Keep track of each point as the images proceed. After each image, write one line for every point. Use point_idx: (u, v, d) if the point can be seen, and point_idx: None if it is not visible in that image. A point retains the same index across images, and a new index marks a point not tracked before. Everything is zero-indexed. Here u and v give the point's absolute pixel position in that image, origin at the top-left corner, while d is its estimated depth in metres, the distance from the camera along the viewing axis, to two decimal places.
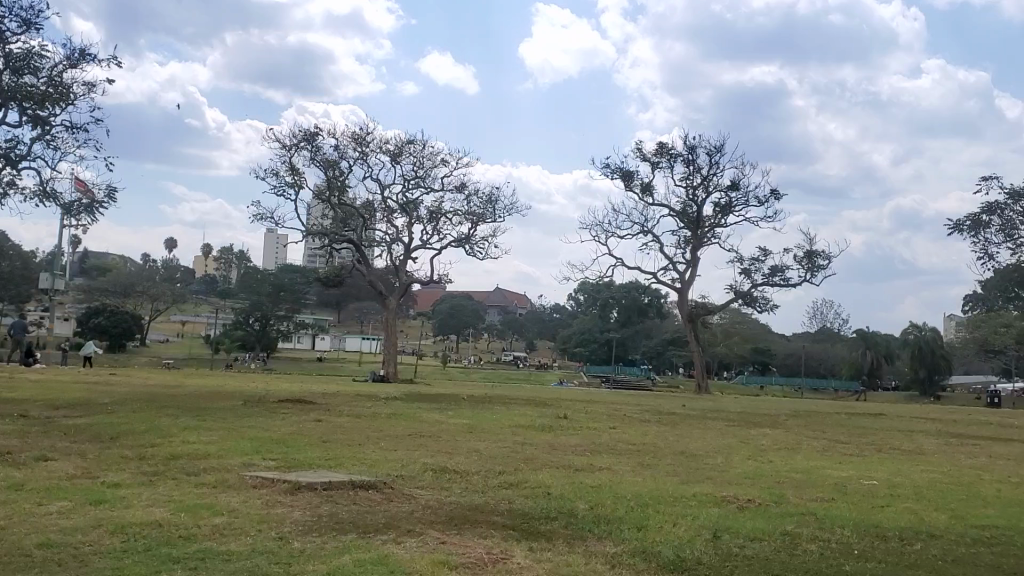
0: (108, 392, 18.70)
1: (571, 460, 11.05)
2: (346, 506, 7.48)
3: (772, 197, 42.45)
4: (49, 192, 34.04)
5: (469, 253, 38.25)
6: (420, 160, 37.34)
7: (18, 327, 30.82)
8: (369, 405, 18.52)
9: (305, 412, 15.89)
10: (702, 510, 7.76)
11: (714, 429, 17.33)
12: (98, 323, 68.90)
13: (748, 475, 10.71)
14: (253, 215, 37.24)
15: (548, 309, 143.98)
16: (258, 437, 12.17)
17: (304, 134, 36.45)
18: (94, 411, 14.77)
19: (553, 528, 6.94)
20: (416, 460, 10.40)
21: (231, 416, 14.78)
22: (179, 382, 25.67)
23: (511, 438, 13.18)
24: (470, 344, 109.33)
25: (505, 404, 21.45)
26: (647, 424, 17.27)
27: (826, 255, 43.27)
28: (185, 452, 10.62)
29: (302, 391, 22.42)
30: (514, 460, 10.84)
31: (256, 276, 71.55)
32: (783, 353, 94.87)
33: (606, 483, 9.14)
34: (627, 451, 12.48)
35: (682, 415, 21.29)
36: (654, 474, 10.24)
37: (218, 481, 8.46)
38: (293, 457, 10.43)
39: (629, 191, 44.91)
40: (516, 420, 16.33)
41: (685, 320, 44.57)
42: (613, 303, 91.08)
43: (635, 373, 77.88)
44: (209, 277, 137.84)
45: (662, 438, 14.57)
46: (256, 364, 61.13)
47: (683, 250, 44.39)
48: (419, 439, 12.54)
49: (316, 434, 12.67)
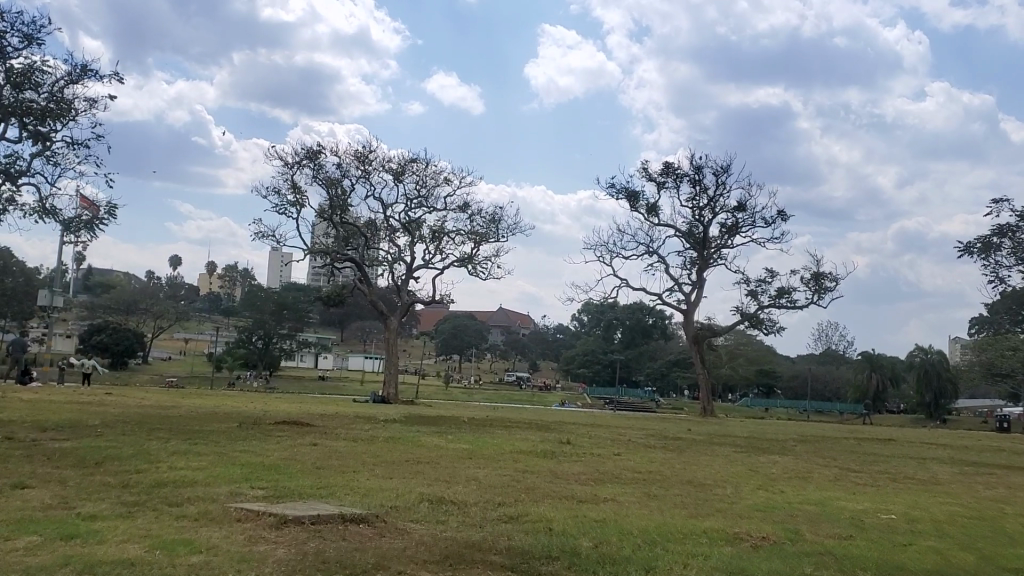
0: (101, 414, 18.30)
1: (574, 491, 10.61)
2: (335, 542, 7.03)
3: (779, 218, 42.03)
4: (49, 209, 33.81)
5: (472, 274, 37.87)
6: (423, 179, 37.04)
7: (16, 346, 30.50)
8: (367, 428, 18.07)
9: (300, 436, 15.44)
10: (714, 550, 7.29)
11: (721, 455, 16.86)
12: (100, 341, 68.48)
13: (759, 508, 10.22)
14: (255, 233, 36.92)
15: (552, 329, 143.53)
16: (248, 462, 11.73)
17: (306, 152, 36.18)
18: (82, 434, 14.36)
19: (554, 570, 6.48)
20: (412, 489, 9.94)
21: (223, 439, 14.35)
22: (175, 403, 25.28)
23: (512, 466, 12.73)
24: (473, 364, 108.81)
25: (507, 428, 20.98)
26: (653, 450, 16.78)
27: (834, 277, 42.81)
28: (170, 480, 10.18)
29: (300, 414, 22.00)
30: (514, 489, 10.37)
31: (260, 294, 71.22)
32: (788, 375, 94.26)
33: (611, 516, 8.67)
34: (632, 480, 12.02)
35: (688, 440, 20.82)
36: (660, 507, 9.78)
37: (202, 512, 8.00)
38: (284, 485, 9.97)
39: (634, 211, 44.53)
40: (518, 445, 15.87)
41: (690, 342, 44.09)
42: (617, 324, 91.81)
43: (639, 394, 77.30)
44: (213, 295, 137.75)
45: (668, 465, 14.09)
46: (258, 383, 60.72)
47: (688, 271, 43.95)
48: (415, 466, 12.08)
49: (310, 459, 12.22)
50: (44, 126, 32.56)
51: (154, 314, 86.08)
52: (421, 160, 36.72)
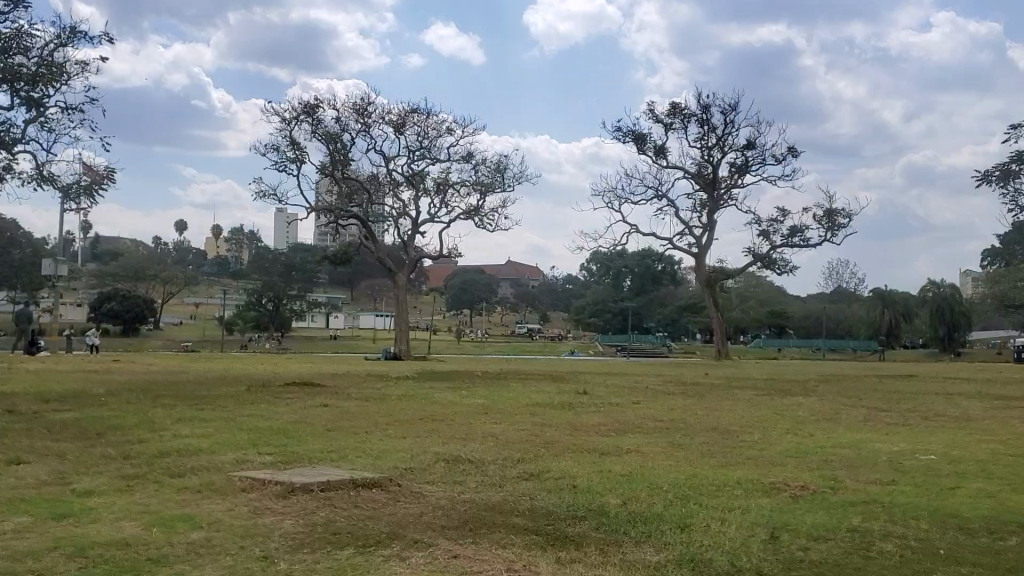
0: (105, 382, 17.90)
1: (596, 444, 10.14)
2: (346, 510, 6.53)
3: (790, 155, 41.20)
4: (47, 176, 33.29)
5: (479, 225, 37.23)
6: (424, 130, 36.27)
7: (22, 317, 30.12)
8: (379, 386, 17.64)
9: (310, 397, 15.00)
10: (752, 502, 6.78)
11: (743, 399, 16.39)
12: (111, 308, 68.25)
13: (792, 454, 9.72)
14: (256, 193, 36.26)
15: (560, 279, 142.99)
16: (256, 427, 11.27)
17: (304, 107, 35.40)
18: (85, 405, 13.92)
19: (583, 532, 5.98)
20: (427, 448, 9.46)
21: (229, 404, 13.91)
22: (184, 368, 24.86)
23: (529, 419, 12.27)
24: (483, 318, 108.52)
25: (521, 380, 20.53)
26: (673, 397, 16.31)
27: (847, 213, 42.03)
28: (173, 449, 9.72)
29: (311, 374, 21.59)
30: (533, 445, 9.88)
31: (267, 255, 70.76)
32: (800, 315, 93.77)
33: (637, 470, 8.17)
34: (654, 429, 11.53)
35: (707, 385, 20.37)
36: (687, 457, 9.30)
37: (204, 484, 7.53)
38: (292, 449, 9.49)
39: (642, 153, 43.69)
40: (534, 398, 15.41)
41: (703, 285, 43.53)
42: (626, 273, 90.84)
43: (651, 340, 76.97)
44: (221, 258, 137.34)
45: (691, 412, 13.60)
46: (270, 344, 60.51)
47: (699, 214, 43.24)
48: (428, 424, 11.61)
49: (320, 422, 11.75)
50: (37, 92, 31.92)
51: (163, 280, 85.78)
52: (422, 110, 35.89)
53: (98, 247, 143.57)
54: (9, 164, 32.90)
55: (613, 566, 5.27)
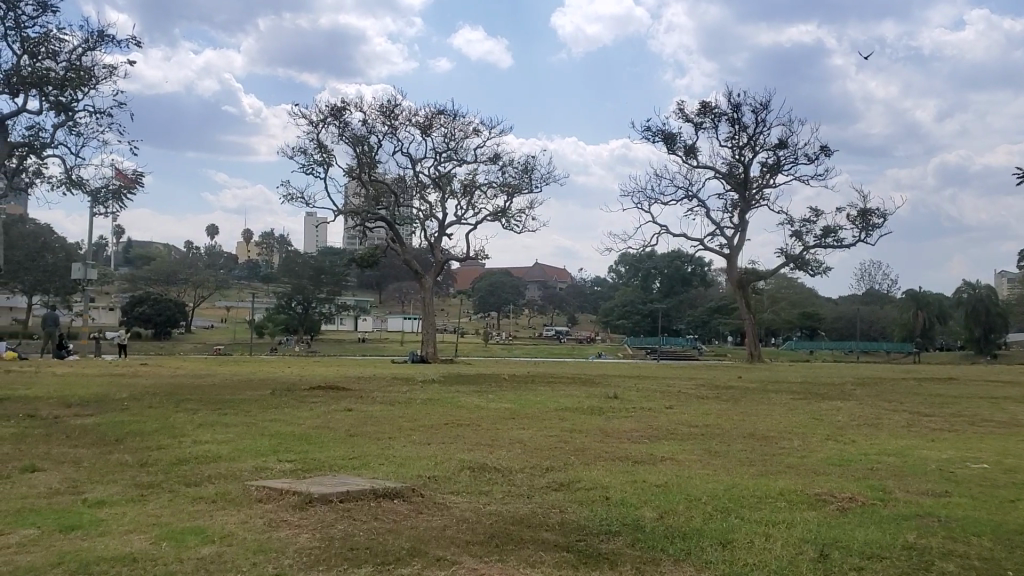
0: (130, 386, 17.73)
1: (628, 451, 9.73)
2: (366, 523, 6.17)
3: (823, 154, 40.49)
4: (76, 180, 33.43)
5: (506, 227, 36.89)
6: (451, 132, 35.99)
7: (49, 321, 30.42)
8: (404, 390, 17.33)
9: (334, 402, 14.71)
10: (798, 515, 6.35)
11: (779, 404, 15.91)
12: (143, 312, 68.63)
13: (835, 462, 9.26)
14: (284, 196, 36.13)
15: (589, 282, 142.33)
16: (277, 433, 10.98)
17: (331, 109, 35.25)
18: (108, 410, 13.72)
19: (619, 549, 5.59)
20: (454, 456, 9.10)
21: (253, 408, 13.64)
22: (210, 372, 24.72)
23: (559, 425, 11.89)
24: (512, 321, 108.16)
25: (550, 384, 20.15)
26: (706, 401, 15.85)
27: (881, 213, 41.24)
28: (191, 456, 9.43)
29: (337, 378, 21.35)
30: (563, 452, 9.49)
31: (296, 259, 70.83)
32: (832, 317, 92.54)
33: (673, 481, 7.76)
34: (689, 436, 11.11)
35: (740, 388, 19.86)
36: (725, 466, 8.87)
37: (220, 494, 7.22)
38: (313, 456, 9.18)
39: (672, 154, 43.18)
40: (564, 402, 15.00)
41: (735, 287, 42.88)
42: (655, 274, 90.81)
43: (681, 343, 76.22)
44: (251, 262, 138.08)
45: (726, 418, 13.14)
46: (299, 348, 60.48)
47: (730, 214, 42.64)
48: (455, 429, 11.26)
49: (344, 427, 11.42)
50: (66, 96, 32.08)
51: (194, 283, 86.19)
52: (448, 112, 35.64)
53: (130, 252, 144.78)
54: (39, 168, 33.10)
55: None
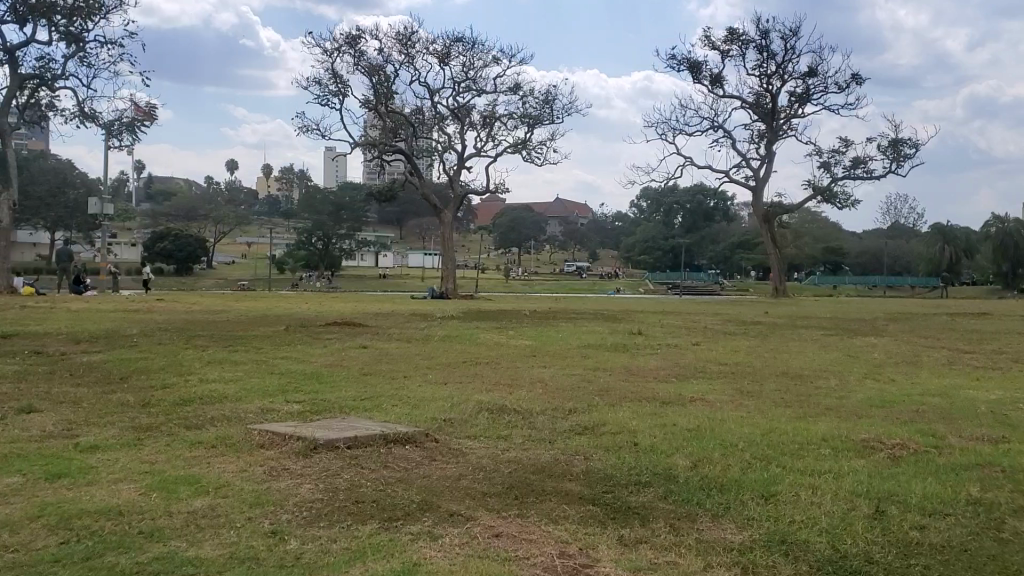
0: (144, 322, 17.46)
1: (655, 391, 9.21)
2: (373, 472, 5.65)
3: (854, 82, 39.19)
4: (90, 113, 32.91)
5: (527, 159, 36.09)
6: (470, 61, 35.01)
7: (63, 256, 30.37)
8: (422, 326, 16.91)
9: (350, 338, 14.27)
10: (845, 465, 5.81)
11: (811, 340, 15.33)
12: (164, 248, 68.62)
13: (878, 403, 8.69)
14: (299, 128, 35.39)
15: (610, 217, 141.03)
16: (289, 370, 10.54)
17: (346, 38, 34.32)
18: (117, 346, 13.37)
19: (651, 503, 5.07)
20: (471, 396, 8.62)
21: (265, 345, 13.22)
22: (226, 307, 24.44)
23: (582, 362, 11.36)
24: (532, 256, 107.61)
25: (572, 319, 19.63)
26: (734, 338, 15.30)
27: (913, 143, 40.01)
28: (196, 395, 8.99)
29: (353, 313, 20.95)
30: (587, 392, 8.98)
31: (317, 194, 69.96)
32: (856, 252, 91.27)
33: (706, 425, 7.24)
34: (720, 374, 10.58)
35: (768, 325, 19.30)
36: (760, 408, 8.32)
37: (221, 438, 6.73)
38: (325, 395, 8.72)
39: (697, 83, 42.03)
40: (587, 339, 14.47)
41: (760, 220, 42.02)
42: (677, 209, 89.53)
43: (703, 278, 75.41)
44: (272, 198, 137.75)
45: (757, 355, 12.58)
46: (319, 283, 60.32)
47: (756, 145, 41.58)
48: (473, 368, 10.78)
49: (357, 365, 10.95)
50: (76, 26, 31.37)
51: (214, 219, 86.02)
52: (467, 40, 34.63)
53: (152, 187, 144.74)
54: (51, 100, 32.57)
55: (686, 545, 4.38)
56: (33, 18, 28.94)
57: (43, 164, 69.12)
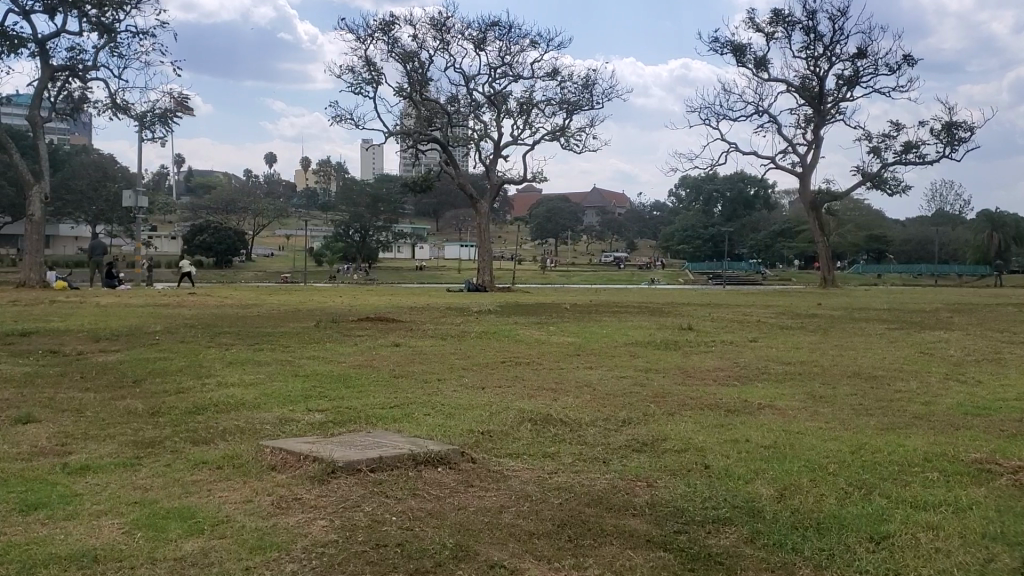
0: (170, 318, 16.78)
1: (719, 398, 8.23)
2: (401, 502, 4.78)
3: (906, 63, 37.66)
4: (122, 105, 32.50)
5: (565, 147, 35.10)
6: (506, 47, 34.09)
7: (95, 250, 29.95)
8: (459, 321, 16.06)
9: (382, 335, 13.41)
10: (964, 495, 4.84)
11: (875, 336, 14.21)
12: (204, 241, 68.60)
13: (972, 411, 7.67)
14: (333, 117, 34.64)
15: (647, 207, 139.21)
16: (315, 373, 9.69)
17: (380, 24, 33.57)
18: (137, 345, 12.63)
19: (735, 548, 4.15)
20: (513, 403, 7.72)
21: (292, 343, 12.39)
22: (259, 301, 23.76)
23: (634, 363, 10.39)
24: (570, 247, 106.44)
25: (618, 313, 18.69)
26: (793, 333, 14.25)
27: (969, 126, 38.39)
28: (211, 403, 8.16)
29: (387, 308, 20.11)
30: (641, 399, 8.06)
31: (354, 186, 69.53)
32: (901, 241, 89.00)
33: (785, 441, 6.29)
34: (787, 377, 9.59)
35: (824, 318, 18.16)
36: (841, 419, 7.34)
37: (227, 457, 5.89)
38: (351, 403, 7.85)
39: (741, 67, 40.77)
40: (636, 336, 13.47)
41: (807, 207, 40.64)
42: (717, 198, 88.60)
43: (743, 268, 74.12)
44: (309, 190, 137.72)
45: (823, 354, 11.57)
46: (356, 276, 59.82)
47: (803, 130, 40.25)
48: (514, 369, 9.87)
49: (388, 366, 10.10)
50: (108, 17, 30.94)
51: (253, 212, 86.00)
52: (503, 26, 33.73)
53: (192, 181, 145.63)
54: (84, 93, 32.21)
55: None
56: (63, 9, 28.51)
57: (83, 159, 69.33)
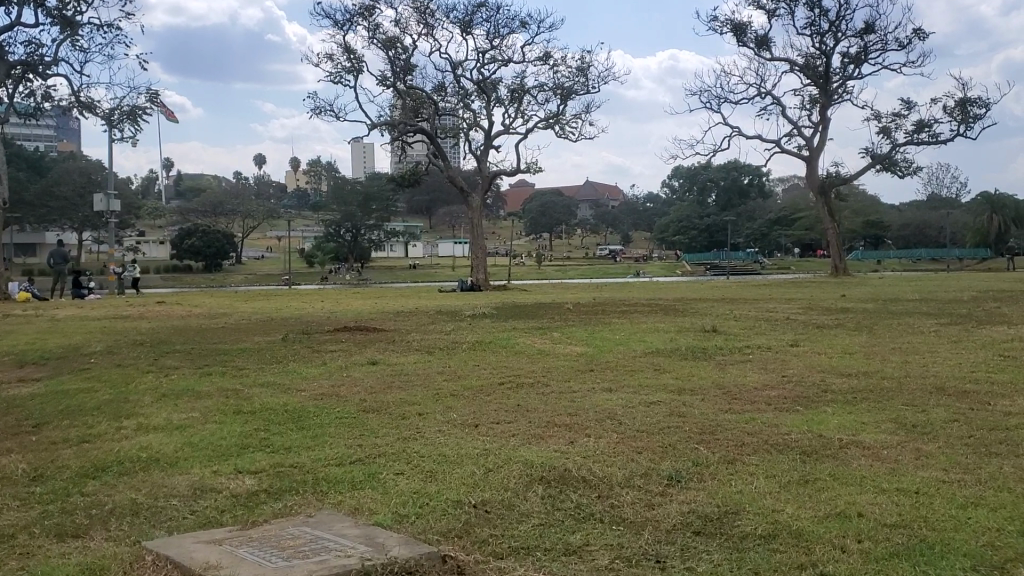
0: (122, 334, 14.68)
1: (786, 434, 6.27)
2: None
3: (917, 38, 35.69)
4: (87, 103, 30.36)
5: (560, 135, 33.07)
6: (495, 30, 32.09)
7: (59, 259, 27.93)
8: (445, 330, 14.07)
9: (359, 351, 11.36)
10: None
11: (930, 334, 12.23)
12: (192, 244, 66.24)
13: None
14: (314, 110, 32.57)
15: (641, 198, 137.37)
16: (265, 408, 7.65)
17: (360, 9, 31.62)
18: (64, 371, 10.51)
19: None
20: (517, 452, 5.73)
21: (249, 365, 10.34)
22: (231, 309, 21.63)
23: (664, 381, 8.37)
24: (565, 241, 104.29)
25: (627, 314, 16.67)
26: (836, 334, 12.30)
27: (984, 102, 36.45)
28: (115, 461, 6.13)
29: (369, 314, 18.04)
30: (688, 439, 6.08)
31: (344, 185, 67.45)
32: (899, 225, 87.15)
33: (918, 517, 4.32)
34: (861, 398, 7.61)
35: (857, 313, 16.20)
36: (966, 467, 5.37)
37: (91, 571, 3.91)
38: (299, 458, 5.84)
39: (742, 46, 38.84)
40: (656, 342, 11.42)
41: (816, 193, 38.72)
42: (711, 187, 86.73)
43: (740, 257, 71.82)
44: (300, 192, 135.21)
45: (888, 361, 9.62)
46: (347, 276, 57.57)
47: (808, 111, 38.37)
48: (513, 396, 7.85)
49: (357, 397, 8.06)
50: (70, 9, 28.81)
51: (244, 214, 83.92)
52: (491, 9, 31.77)
53: (182, 184, 143.15)
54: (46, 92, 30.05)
55: None
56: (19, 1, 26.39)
57: (66, 163, 66.86)
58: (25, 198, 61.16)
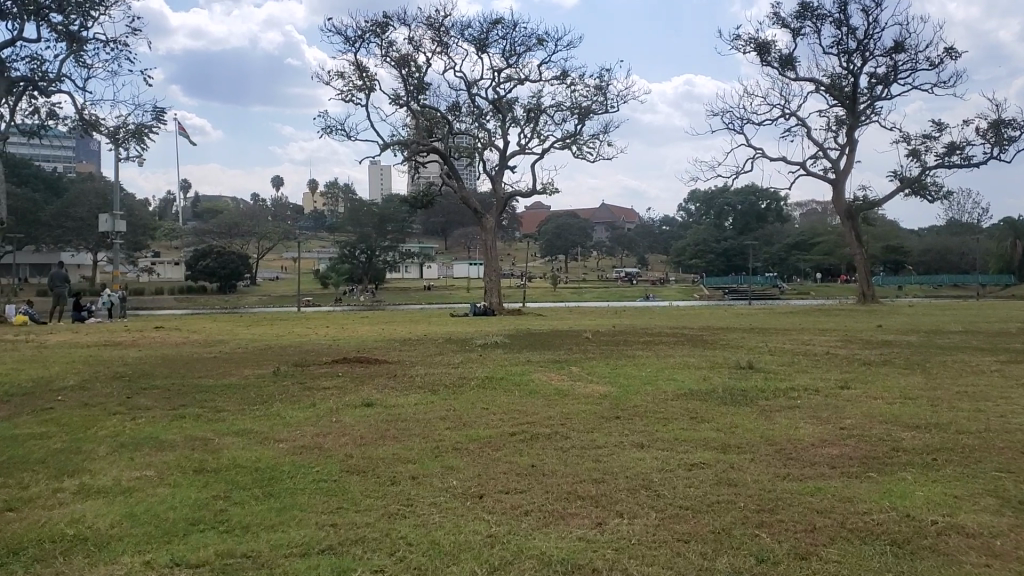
0: (104, 365, 13.47)
1: (866, 514, 5.01)
2: None
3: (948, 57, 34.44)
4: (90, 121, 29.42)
5: (578, 155, 31.97)
6: (511, 47, 31.11)
7: (58, 280, 26.89)
8: (452, 363, 12.80)
9: (354, 390, 10.11)
10: None
11: (993, 375, 10.89)
12: (207, 265, 65.36)
13: None
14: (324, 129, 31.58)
15: (657, 222, 136.04)
16: (233, 466, 6.45)
17: (373, 25, 30.73)
18: (24, 411, 9.31)
19: None
20: (529, 540, 4.51)
21: (230, 407, 9.15)
22: (227, 336, 20.39)
23: (704, 435, 7.12)
24: (580, 264, 103.07)
25: (650, 345, 15.39)
26: (888, 373, 11.00)
27: (1018, 124, 35.11)
28: (36, 540, 4.93)
29: (374, 343, 16.79)
30: (747, 521, 4.84)
31: (360, 206, 66.52)
32: (919, 250, 85.43)
33: None
34: (944, 461, 6.33)
35: (901, 347, 14.83)
36: None
37: None
38: (257, 543, 4.63)
39: (765, 65, 37.72)
40: (688, 383, 10.15)
41: (842, 217, 37.41)
42: (729, 211, 85.43)
43: (759, 283, 70.59)
44: (316, 213, 134.65)
45: (960, 409, 8.33)
46: (361, 299, 56.47)
47: (834, 133, 37.18)
48: (526, 452, 6.64)
49: (343, 450, 6.87)
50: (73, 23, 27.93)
51: (258, 235, 83.02)
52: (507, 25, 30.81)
53: (199, 206, 142.92)
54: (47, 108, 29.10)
55: None
56: None
57: (81, 184, 66.18)
58: (39, 218, 60.33)
